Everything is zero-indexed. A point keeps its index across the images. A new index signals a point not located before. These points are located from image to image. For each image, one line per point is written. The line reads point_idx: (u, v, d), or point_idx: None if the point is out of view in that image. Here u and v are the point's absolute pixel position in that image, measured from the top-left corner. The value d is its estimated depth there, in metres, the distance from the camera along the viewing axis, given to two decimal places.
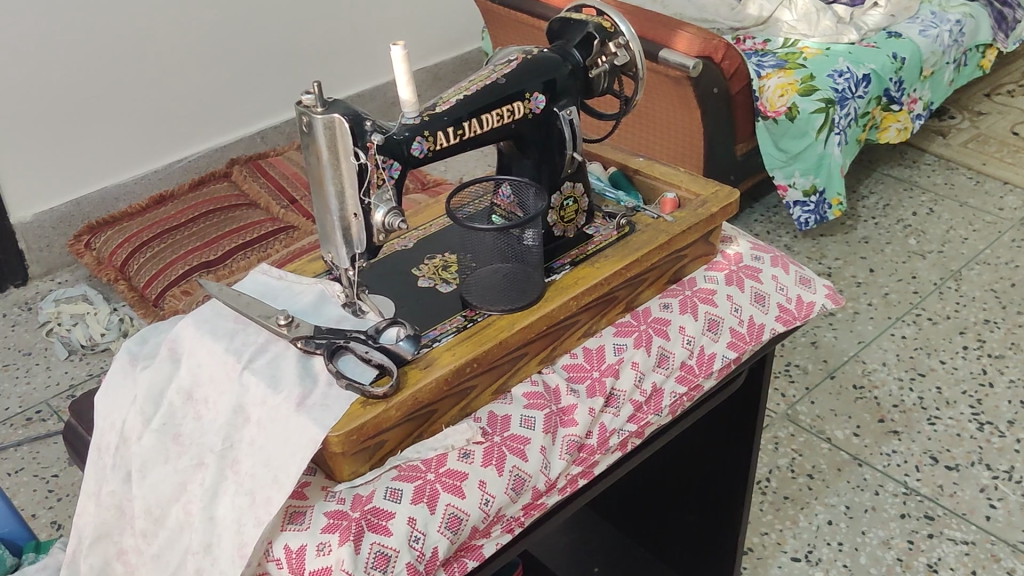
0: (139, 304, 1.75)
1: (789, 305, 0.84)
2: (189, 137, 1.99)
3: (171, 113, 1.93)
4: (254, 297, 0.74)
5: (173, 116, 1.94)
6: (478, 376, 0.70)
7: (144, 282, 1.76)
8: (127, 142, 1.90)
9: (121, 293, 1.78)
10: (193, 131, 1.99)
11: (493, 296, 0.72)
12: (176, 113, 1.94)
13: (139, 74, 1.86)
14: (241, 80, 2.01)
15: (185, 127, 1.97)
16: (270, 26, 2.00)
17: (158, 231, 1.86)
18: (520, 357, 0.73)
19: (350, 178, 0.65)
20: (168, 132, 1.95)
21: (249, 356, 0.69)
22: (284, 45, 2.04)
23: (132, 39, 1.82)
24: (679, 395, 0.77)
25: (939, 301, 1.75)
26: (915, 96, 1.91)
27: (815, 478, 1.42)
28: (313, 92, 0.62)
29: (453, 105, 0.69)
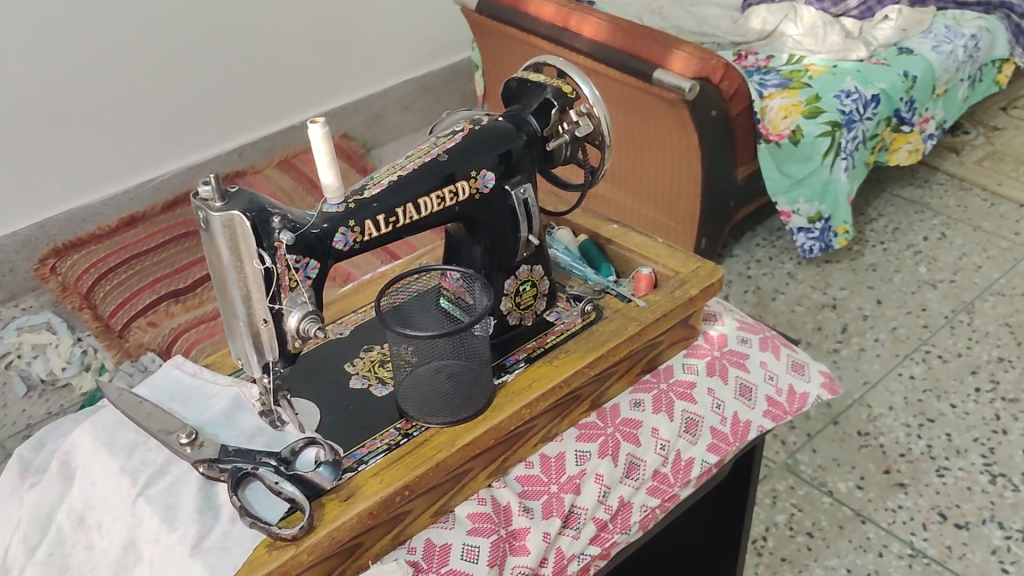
0: (104, 335, 1.58)
1: (779, 398, 0.74)
2: (169, 152, 1.80)
3: (148, 125, 1.75)
4: (160, 401, 0.65)
5: (152, 128, 1.76)
6: (412, 501, 0.60)
7: (110, 311, 1.60)
8: (100, 156, 1.73)
9: (86, 321, 1.60)
10: (174, 145, 1.81)
11: (432, 407, 0.62)
12: (155, 126, 1.77)
13: (110, 84, 1.68)
14: (229, 90, 1.83)
15: (166, 139, 1.79)
16: (256, 35, 1.82)
17: (128, 256, 1.70)
18: (465, 474, 0.63)
19: (256, 283, 0.55)
20: (146, 145, 1.77)
21: (145, 480, 0.59)
22: (274, 52, 1.87)
23: (103, 46, 1.65)
24: (651, 508, 0.68)
25: (950, 336, 1.64)
26: (928, 115, 1.80)
27: (815, 537, 1.32)
28: (210, 183, 0.53)
29: (383, 189, 0.60)
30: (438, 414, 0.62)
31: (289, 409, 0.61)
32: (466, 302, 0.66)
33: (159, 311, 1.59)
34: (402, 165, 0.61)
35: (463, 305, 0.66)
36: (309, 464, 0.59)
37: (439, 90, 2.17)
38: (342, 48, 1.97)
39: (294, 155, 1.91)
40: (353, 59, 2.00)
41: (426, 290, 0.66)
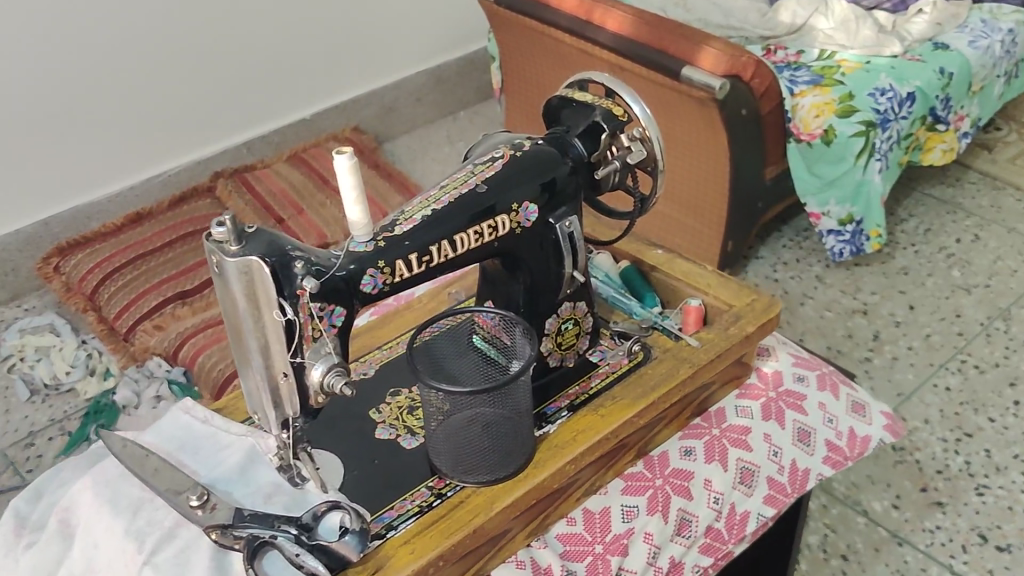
0: (109, 338, 1.45)
1: (840, 442, 0.68)
2: (179, 145, 1.66)
3: (157, 117, 1.60)
4: (169, 452, 0.59)
5: (163, 121, 1.61)
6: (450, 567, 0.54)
7: (115, 313, 1.47)
8: (107, 149, 1.58)
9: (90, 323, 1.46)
10: (187, 138, 1.66)
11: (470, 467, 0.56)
12: (167, 119, 1.62)
13: (118, 73, 1.53)
14: (246, 80, 1.68)
15: (180, 131, 1.64)
16: (274, 24, 1.67)
17: (134, 255, 1.55)
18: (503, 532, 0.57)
19: (275, 335, 0.49)
20: (153, 141, 1.62)
21: (152, 545, 0.53)
22: (290, 42, 1.71)
23: (112, 32, 1.49)
24: (702, 568, 0.63)
25: (987, 345, 1.56)
26: (964, 113, 1.73)
27: (850, 561, 1.23)
28: (226, 225, 0.47)
29: (416, 224, 0.54)
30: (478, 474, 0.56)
31: (310, 464, 0.56)
32: (503, 342, 0.60)
33: (165, 314, 1.46)
34: (437, 197, 0.55)
35: (499, 344, 0.60)
36: (333, 531, 0.52)
37: (454, 83, 1.99)
38: (358, 39, 1.80)
39: (304, 149, 1.77)
40: (369, 47, 1.82)
41: (457, 325, 0.60)
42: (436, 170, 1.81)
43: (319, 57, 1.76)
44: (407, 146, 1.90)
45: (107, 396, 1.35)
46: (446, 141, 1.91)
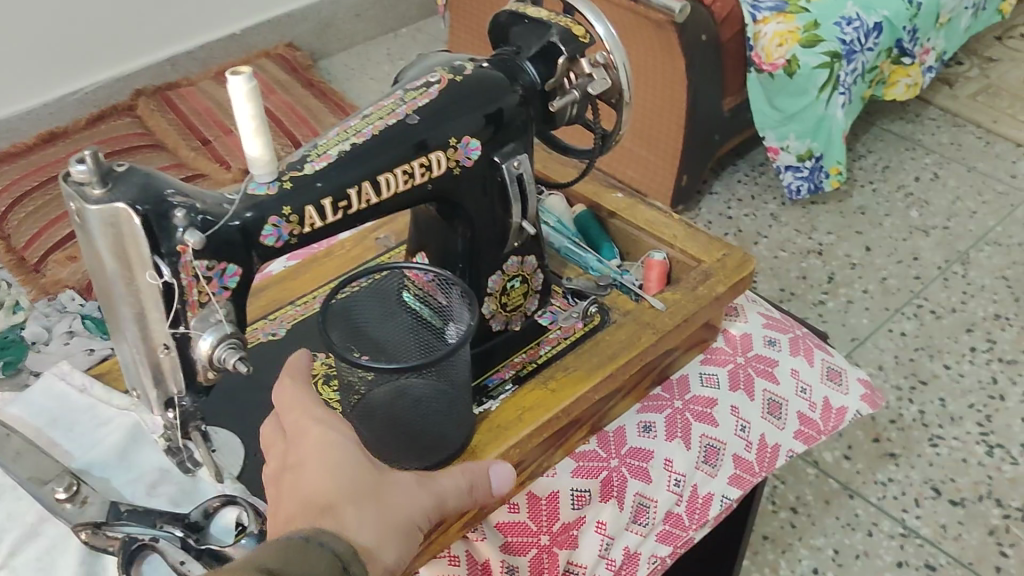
0: (15, 270, 1.29)
1: (813, 415, 0.61)
2: (95, 60, 1.51)
3: (72, 27, 1.44)
4: (37, 430, 0.50)
5: (78, 32, 1.45)
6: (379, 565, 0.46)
7: (23, 243, 1.32)
8: (14, 63, 1.41)
9: None
10: (104, 52, 1.51)
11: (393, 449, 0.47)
12: (84, 31, 1.46)
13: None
14: None
15: (97, 43, 1.49)
16: None
17: (45, 179, 1.40)
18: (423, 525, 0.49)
19: (151, 301, 0.40)
20: (64, 55, 1.46)
21: (9, 546, 0.44)
22: None
23: None
24: (660, 559, 0.56)
25: (944, 289, 1.47)
26: (930, 45, 1.65)
27: (799, 514, 1.14)
28: (86, 163, 0.37)
29: (332, 163, 0.44)
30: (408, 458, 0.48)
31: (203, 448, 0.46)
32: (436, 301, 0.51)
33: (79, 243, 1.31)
34: (357, 128, 0.45)
35: (434, 303, 0.51)
36: (228, 531, 0.44)
37: None
38: None
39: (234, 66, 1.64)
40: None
41: (383, 280, 0.51)
42: (375, 91, 1.69)
43: None
44: (343, 63, 1.77)
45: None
46: (386, 58, 1.79)
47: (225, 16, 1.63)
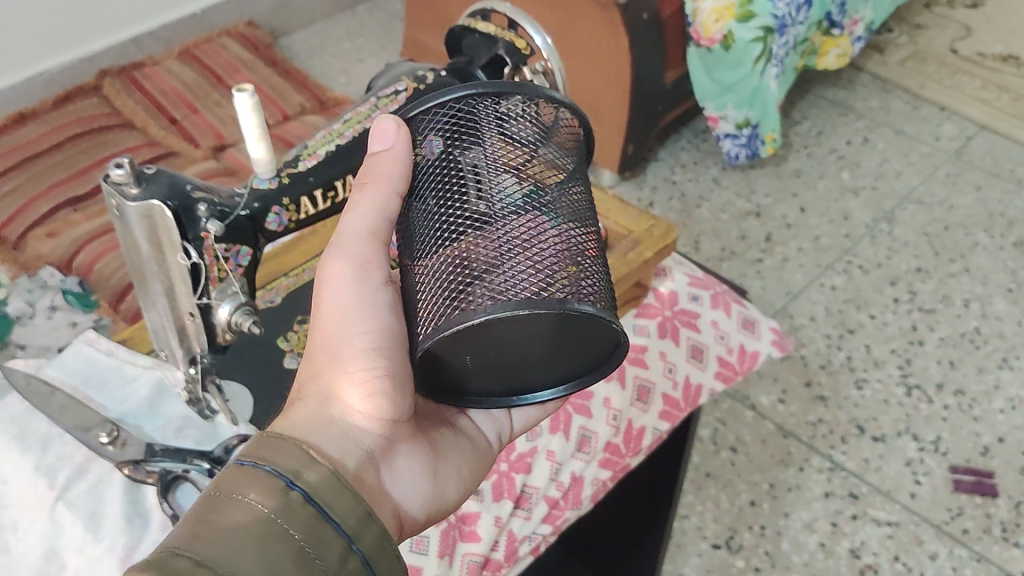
0: None
1: (730, 357, 0.73)
2: (65, 41, 1.53)
3: (45, 13, 1.47)
4: (73, 385, 0.59)
5: (49, 15, 1.48)
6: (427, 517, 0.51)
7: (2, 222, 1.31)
8: None
9: None
10: (71, 34, 1.53)
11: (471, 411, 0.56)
12: (48, 14, 1.48)
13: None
14: None
15: (61, 25, 1.50)
16: None
17: (23, 157, 1.40)
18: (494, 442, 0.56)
19: (179, 279, 0.50)
20: (37, 38, 1.49)
21: (64, 482, 0.54)
22: None
23: None
24: (602, 481, 0.67)
25: (871, 247, 1.59)
26: (858, 17, 1.74)
27: (738, 453, 1.26)
28: (125, 169, 0.46)
29: (320, 161, 0.53)
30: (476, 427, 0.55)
31: (220, 397, 0.57)
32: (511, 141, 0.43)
33: (58, 220, 1.31)
34: (340, 131, 0.54)
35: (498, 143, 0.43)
36: None
37: None
38: None
39: (196, 45, 1.68)
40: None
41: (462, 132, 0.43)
42: (336, 67, 1.75)
43: None
44: (303, 41, 1.82)
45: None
46: (344, 36, 1.83)
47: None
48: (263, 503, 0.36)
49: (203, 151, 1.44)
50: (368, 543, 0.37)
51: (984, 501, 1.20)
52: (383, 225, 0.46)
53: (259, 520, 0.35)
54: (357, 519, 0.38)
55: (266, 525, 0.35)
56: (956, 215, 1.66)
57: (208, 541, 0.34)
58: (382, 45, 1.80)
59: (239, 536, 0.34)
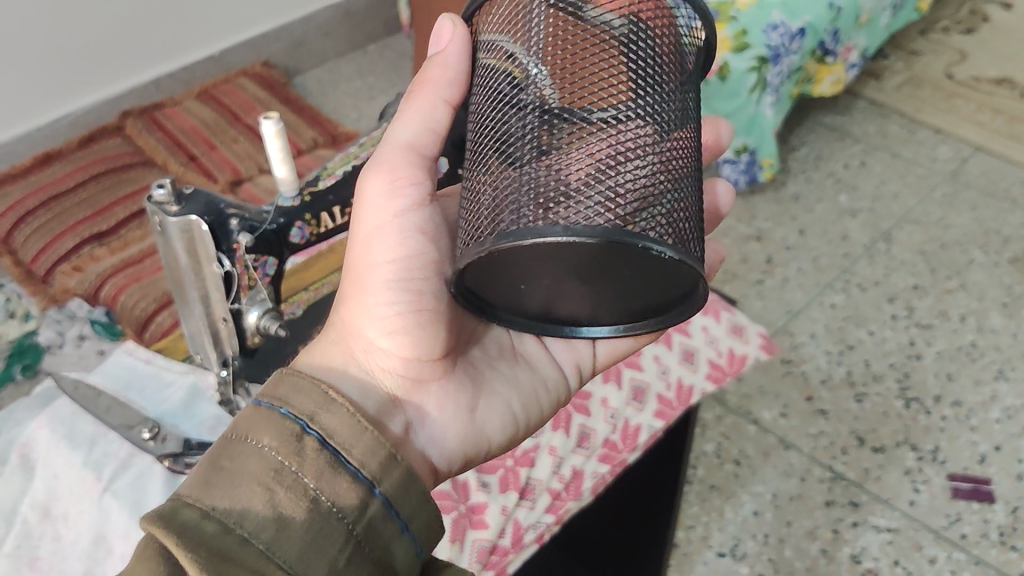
0: (27, 283, 1.32)
1: (720, 361, 0.82)
2: (87, 82, 1.58)
3: (67, 56, 1.53)
4: (119, 389, 0.73)
5: (70, 58, 1.53)
6: (474, 454, 0.58)
7: (32, 256, 1.36)
8: (15, 94, 1.49)
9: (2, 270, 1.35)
10: (93, 76, 1.59)
11: (540, 346, 0.64)
12: (73, 54, 1.53)
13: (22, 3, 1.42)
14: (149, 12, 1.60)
15: (85, 65, 1.56)
16: None
17: (47, 197, 1.45)
18: (556, 373, 0.65)
19: (214, 285, 0.62)
20: (59, 80, 1.54)
21: (110, 474, 0.65)
22: None
23: None
24: (601, 475, 0.72)
25: (869, 265, 1.56)
26: (852, 44, 1.72)
27: (742, 465, 1.22)
28: (166, 190, 0.57)
29: (337, 180, 0.63)
30: (533, 362, 0.63)
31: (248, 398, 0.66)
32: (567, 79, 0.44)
33: (82, 256, 1.35)
34: (355, 154, 0.64)
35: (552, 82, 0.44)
36: None
37: (364, 16, 1.96)
38: None
39: (214, 86, 1.73)
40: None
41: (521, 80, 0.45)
42: (348, 104, 1.82)
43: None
44: (317, 80, 1.88)
45: (29, 337, 1.17)
46: (356, 74, 1.90)
47: (201, 39, 1.72)
48: (277, 450, 0.41)
49: (222, 187, 1.50)
50: (389, 486, 0.42)
51: (982, 507, 1.16)
52: (416, 141, 0.56)
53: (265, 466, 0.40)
54: (378, 464, 0.42)
55: (273, 470, 0.40)
56: (954, 233, 1.64)
57: (223, 490, 0.39)
58: (392, 83, 1.87)
59: (250, 480, 0.40)
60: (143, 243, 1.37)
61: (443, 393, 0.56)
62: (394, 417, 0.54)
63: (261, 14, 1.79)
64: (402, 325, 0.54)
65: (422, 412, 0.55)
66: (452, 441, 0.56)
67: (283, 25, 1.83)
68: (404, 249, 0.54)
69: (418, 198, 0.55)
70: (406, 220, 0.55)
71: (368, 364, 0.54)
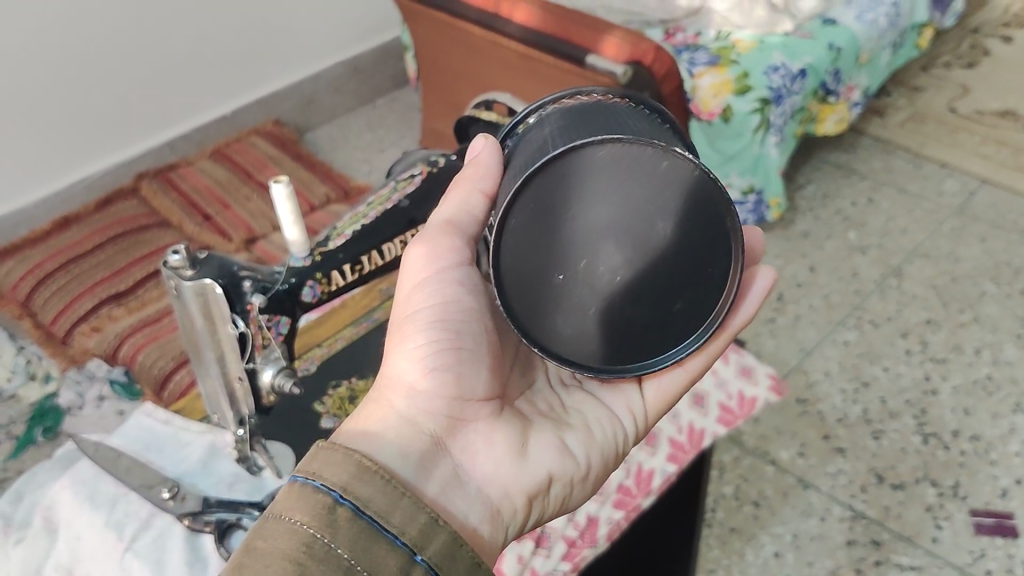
0: (48, 344, 1.34)
1: (731, 404, 0.84)
2: (102, 145, 1.61)
3: (81, 120, 1.56)
4: (140, 449, 0.74)
5: (85, 122, 1.57)
6: (527, 504, 0.55)
7: (52, 318, 1.38)
8: (32, 159, 1.52)
9: (21, 333, 1.37)
10: (108, 139, 1.62)
11: (586, 395, 0.63)
12: (87, 118, 1.57)
13: (38, 68, 1.46)
14: (162, 75, 1.63)
15: (101, 128, 1.59)
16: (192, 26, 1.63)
17: (66, 259, 1.47)
18: (611, 416, 0.62)
19: (229, 346, 0.64)
20: (75, 144, 1.57)
21: (132, 534, 0.67)
22: (207, 40, 1.67)
23: (34, 36, 1.43)
24: (617, 520, 0.74)
25: (880, 301, 1.56)
26: (855, 83, 1.73)
27: (760, 506, 1.22)
28: (182, 255, 0.59)
29: (347, 239, 0.66)
30: (582, 411, 0.62)
31: (265, 456, 0.70)
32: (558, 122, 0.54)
33: (101, 316, 1.37)
34: (365, 214, 0.67)
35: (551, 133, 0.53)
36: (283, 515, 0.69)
37: (371, 72, 1.99)
38: (271, 37, 1.78)
39: (227, 145, 1.76)
40: (284, 36, 1.79)
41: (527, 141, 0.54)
42: (358, 159, 1.84)
43: (235, 53, 1.73)
44: (327, 136, 1.92)
45: (50, 399, 1.20)
46: (365, 128, 1.94)
47: (213, 99, 1.75)
48: (308, 522, 0.39)
49: (235, 245, 1.52)
50: (430, 551, 0.41)
51: (1006, 543, 1.15)
52: (451, 214, 0.56)
53: (295, 539, 0.38)
54: (416, 530, 0.41)
55: (305, 542, 0.38)
56: (965, 266, 1.64)
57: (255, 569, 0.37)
58: (400, 136, 1.90)
59: (282, 554, 0.38)
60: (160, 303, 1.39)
61: (486, 436, 0.55)
62: (438, 468, 0.51)
63: (271, 73, 1.82)
64: (438, 364, 0.53)
65: (463, 461, 0.53)
66: (503, 484, 0.54)
67: (292, 82, 1.86)
68: (446, 302, 0.55)
69: (460, 260, 0.56)
70: (447, 276, 0.56)
71: (408, 414, 0.53)
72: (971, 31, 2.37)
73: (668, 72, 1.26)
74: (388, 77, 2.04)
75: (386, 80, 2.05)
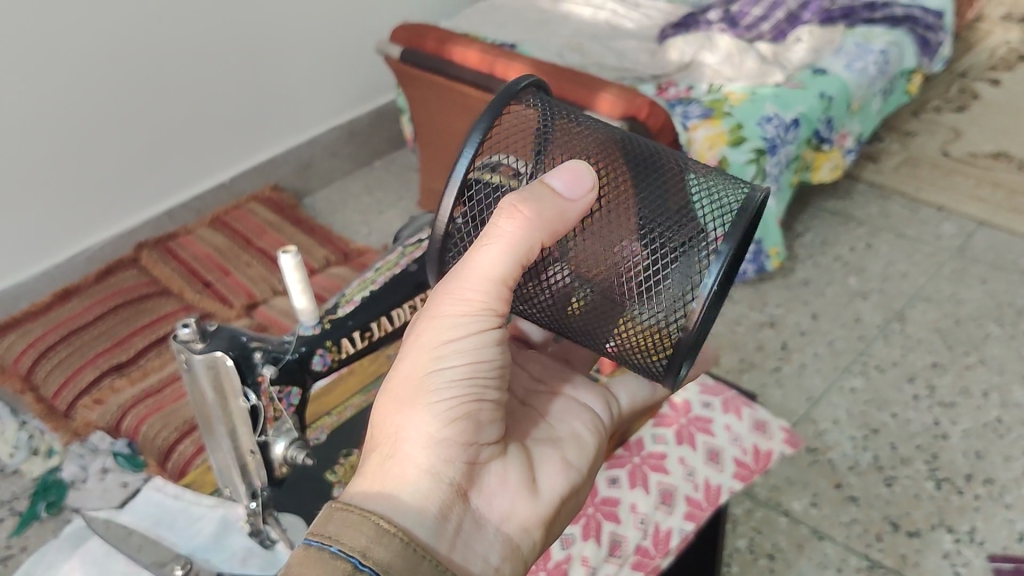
0: (50, 418, 1.32)
1: (746, 458, 0.83)
2: (103, 216, 1.62)
3: (82, 192, 1.57)
4: (150, 525, 0.74)
5: (86, 193, 1.57)
6: (544, 533, 0.54)
7: (53, 392, 1.36)
8: (34, 233, 1.53)
9: (20, 408, 1.35)
10: (110, 210, 1.62)
11: (563, 405, 0.62)
12: (88, 189, 1.57)
13: (38, 140, 1.47)
14: (160, 144, 1.64)
15: (101, 199, 1.60)
16: (189, 96, 1.64)
17: (66, 332, 1.47)
18: (591, 416, 0.62)
19: (241, 419, 0.64)
20: (77, 217, 1.58)
21: None
22: (205, 108, 1.68)
23: (36, 110, 1.45)
24: None
25: (885, 346, 1.55)
26: (847, 130, 1.74)
27: (776, 559, 1.19)
28: (192, 327, 0.59)
29: (355, 305, 0.68)
30: (567, 421, 0.61)
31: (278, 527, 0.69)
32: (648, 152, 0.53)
33: (103, 387, 1.36)
34: (372, 279, 0.69)
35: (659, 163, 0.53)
36: None
37: (366, 135, 2.01)
38: (267, 104, 1.79)
39: (226, 212, 1.77)
40: (280, 103, 1.81)
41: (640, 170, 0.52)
42: (357, 221, 1.85)
43: (233, 121, 1.74)
44: (325, 200, 1.92)
45: (52, 473, 1.20)
46: (364, 191, 1.95)
47: (214, 167, 1.76)
48: None
49: (235, 310, 1.52)
50: None
51: None
52: (510, 274, 0.49)
53: None
54: None
55: None
56: (966, 308, 1.64)
57: None
58: (399, 198, 1.91)
59: None
60: (163, 371, 1.39)
61: (502, 473, 0.52)
62: (458, 516, 0.49)
63: (269, 140, 1.83)
64: (462, 421, 0.49)
65: (484, 505, 0.51)
66: (527, 522, 0.52)
67: (290, 147, 1.87)
68: (468, 357, 0.50)
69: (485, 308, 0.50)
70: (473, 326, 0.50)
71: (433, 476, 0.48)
72: (959, 75, 2.40)
73: (663, 125, 1.26)
74: (384, 140, 2.06)
75: (382, 143, 2.06)
